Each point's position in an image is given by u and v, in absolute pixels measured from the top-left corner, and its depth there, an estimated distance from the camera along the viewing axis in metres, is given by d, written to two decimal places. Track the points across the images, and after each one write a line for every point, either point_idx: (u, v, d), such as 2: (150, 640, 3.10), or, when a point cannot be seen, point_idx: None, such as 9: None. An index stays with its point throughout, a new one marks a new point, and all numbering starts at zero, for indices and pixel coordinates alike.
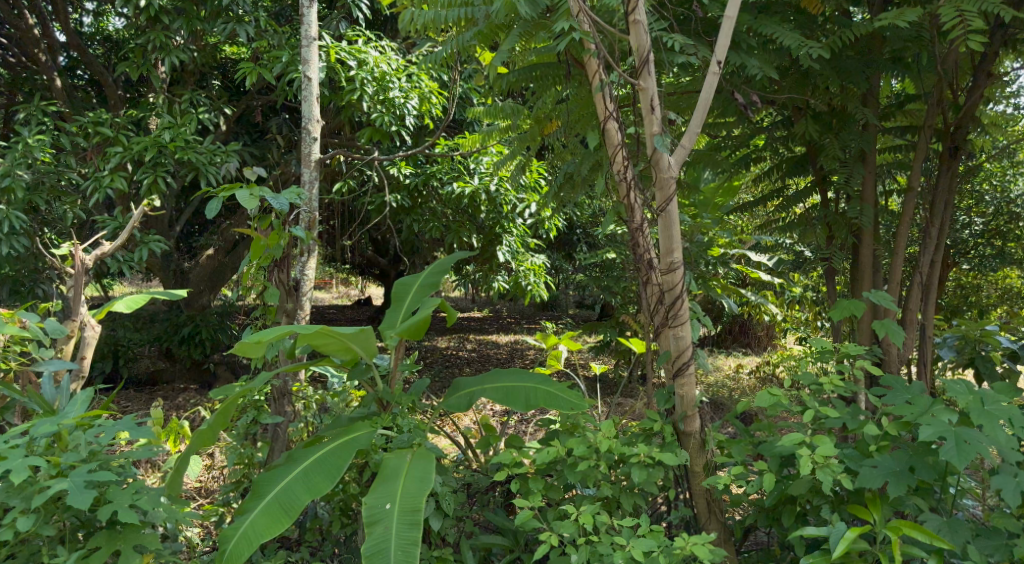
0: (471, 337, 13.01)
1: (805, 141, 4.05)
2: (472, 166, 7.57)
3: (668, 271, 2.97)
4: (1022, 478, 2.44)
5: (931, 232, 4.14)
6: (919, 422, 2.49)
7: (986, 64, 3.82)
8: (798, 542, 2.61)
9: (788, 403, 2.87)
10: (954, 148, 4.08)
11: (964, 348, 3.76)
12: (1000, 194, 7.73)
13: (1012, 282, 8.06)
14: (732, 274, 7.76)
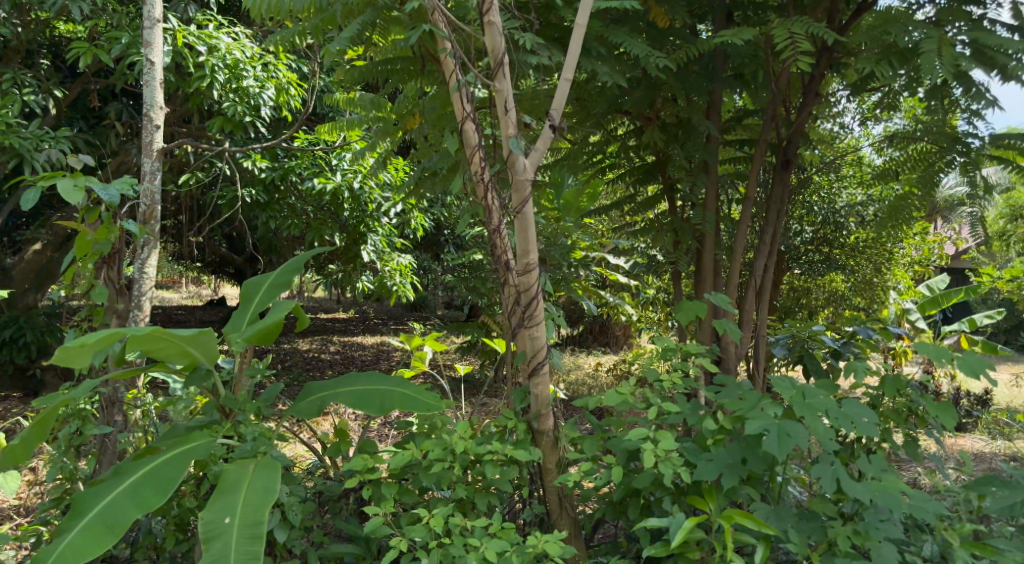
0: (334, 338, 12.72)
1: (655, 150, 4.21)
2: (334, 162, 7.41)
3: (524, 272, 2.98)
4: (838, 466, 2.62)
5: (766, 238, 4.42)
6: (749, 416, 2.64)
7: (815, 83, 4.12)
8: (642, 534, 2.70)
9: (636, 400, 2.97)
10: (786, 161, 4.37)
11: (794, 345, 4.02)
12: (828, 205, 8.35)
13: (837, 286, 8.59)
14: (594, 276, 7.98)
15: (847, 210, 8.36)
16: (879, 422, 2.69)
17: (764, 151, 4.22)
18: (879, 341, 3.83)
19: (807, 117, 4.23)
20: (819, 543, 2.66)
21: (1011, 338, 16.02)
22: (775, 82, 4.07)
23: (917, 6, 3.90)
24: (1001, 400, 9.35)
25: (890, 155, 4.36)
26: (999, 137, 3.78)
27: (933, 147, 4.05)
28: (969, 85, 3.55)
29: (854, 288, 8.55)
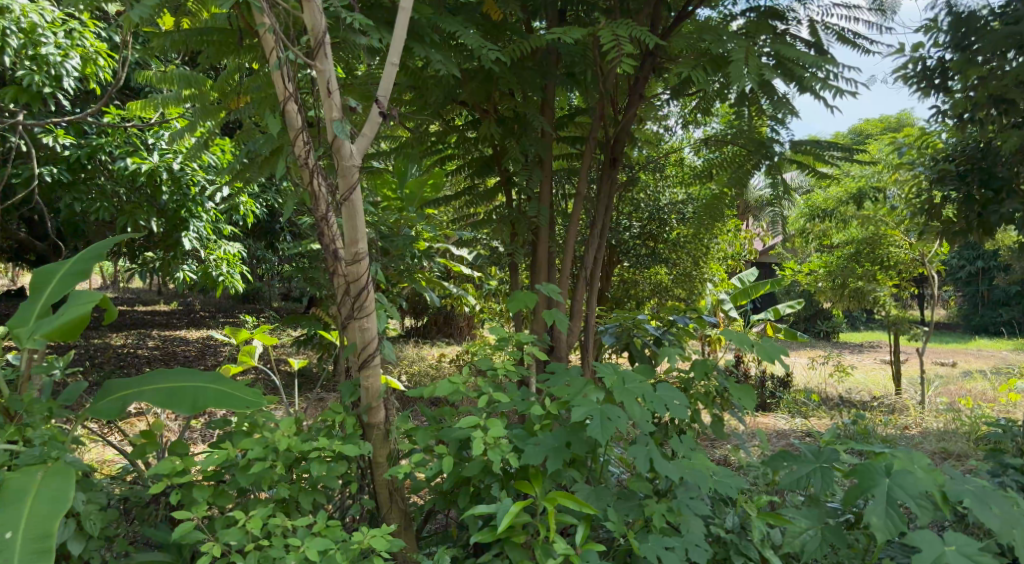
0: (155, 333, 11.90)
1: (491, 142, 4.24)
2: (151, 140, 6.95)
3: (353, 262, 2.90)
4: (652, 447, 2.76)
5: (596, 232, 4.57)
6: (573, 401, 2.73)
7: (640, 85, 4.29)
8: (470, 522, 2.71)
9: (466, 389, 2.97)
10: (614, 159, 4.54)
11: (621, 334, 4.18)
12: (653, 203, 8.91)
13: (661, 278, 8.93)
14: (437, 267, 7.95)
15: (671, 208, 8.91)
16: (688, 404, 2.86)
17: (593, 148, 4.36)
18: (695, 330, 4.06)
19: (634, 117, 4.41)
20: (636, 521, 2.79)
21: (810, 327, 17.57)
22: (603, 82, 4.21)
23: (731, 18, 4.17)
24: (801, 383, 10.25)
25: (706, 157, 4.64)
26: (798, 144, 4.11)
27: (743, 151, 4.34)
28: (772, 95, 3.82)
29: (676, 280, 8.98)
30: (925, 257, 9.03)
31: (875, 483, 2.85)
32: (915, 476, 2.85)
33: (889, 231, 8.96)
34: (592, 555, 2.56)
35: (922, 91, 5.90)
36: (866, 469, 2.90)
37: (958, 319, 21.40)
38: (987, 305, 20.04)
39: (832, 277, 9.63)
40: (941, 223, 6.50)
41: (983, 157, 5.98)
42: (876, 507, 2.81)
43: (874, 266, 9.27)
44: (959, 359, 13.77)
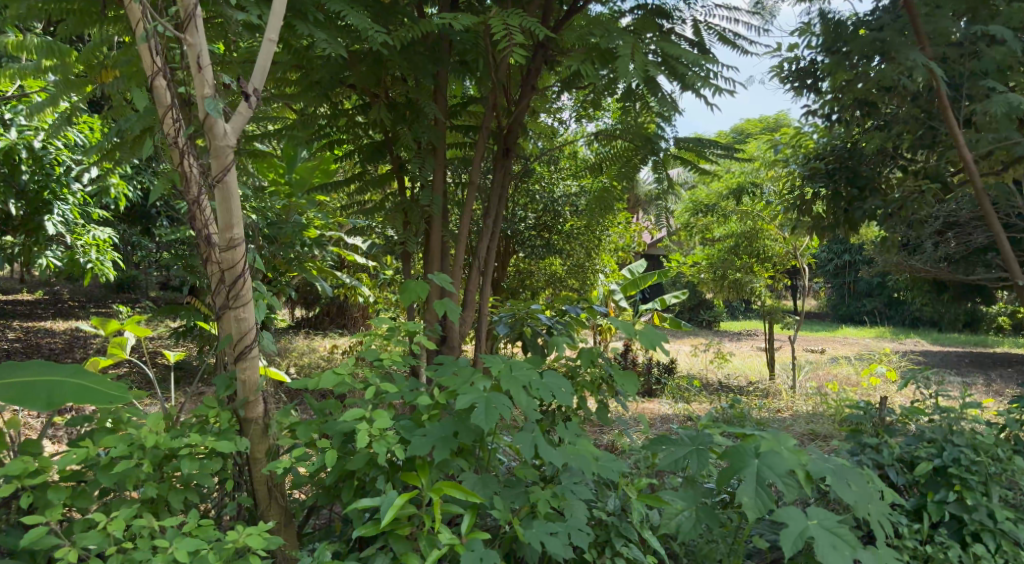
0: (17, 323, 11.12)
1: (381, 128, 4.15)
2: (8, 116, 6.45)
3: (228, 248, 2.77)
4: (538, 434, 2.78)
5: (489, 222, 4.56)
6: (461, 391, 2.71)
7: (532, 76, 4.29)
8: (353, 515, 2.65)
9: (351, 380, 2.90)
10: (507, 149, 4.54)
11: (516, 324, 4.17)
12: (548, 195, 8.86)
13: (555, 268, 9.05)
14: (328, 256, 7.76)
15: (565, 200, 8.88)
16: (573, 391, 2.90)
17: (486, 137, 4.34)
18: (586, 319, 4.12)
19: (526, 107, 4.41)
20: (521, 508, 2.80)
21: (693, 316, 18.26)
22: (495, 71, 4.18)
23: (620, 14, 4.23)
24: (684, 370, 10.64)
25: (597, 150, 4.71)
26: (681, 140, 4.22)
27: (632, 145, 4.43)
28: (658, 93, 3.89)
29: (569, 271, 9.08)
30: (797, 250, 9.53)
31: (744, 465, 2.97)
32: (781, 456, 2.99)
33: (766, 225, 9.39)
34: (477, 545, 2.55)
35: (796, 92, 6.20)
36: (737, 452, 3.02)
37: (826, 309, 22.74)
38: (853, 295, 21.39)
39: (712, 268, 9.99)
40: (811, 218, 6.87)
41: (849, 156, 6.36)
42: (746, 487, 2.93)
43: (752, 258, 9.69)
44: (827, 346, 14.65)
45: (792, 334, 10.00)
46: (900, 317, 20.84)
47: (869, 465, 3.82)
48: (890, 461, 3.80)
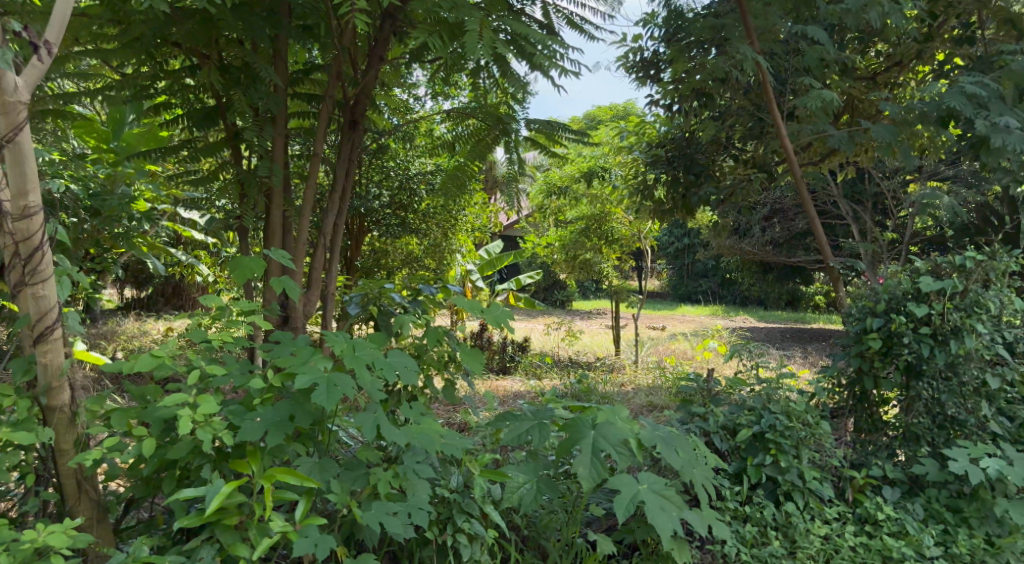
0: None
1: (213, 93, 3.89)
2: None
3: (22, 217, 2.51)
4: (379, 414, 2.71)
5: (335, 198, 4.39)
6: (297, 370, 2.60)
7: (380, 46, 4.16)
8: (175, 506, 2.49)
9: (174, 362, 2.71)
10: (353, 121, 4.39)
11: (367, 305, 3.99)
12: (403, 172, 8.46)
13: (411, 248, 8.93)
14: (160, 232, 7.27)
15: (420, 178, 8.52)
16: (418, 370, 2.86)
17: (328, 109, 4.18)
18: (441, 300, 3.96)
19: (373, 79, 4.27)
20: (360, 491, 2.73)
21: (547, 296, 18.72)
22: (340, 39, 4.01)
23: None
24: (535, 347, 10.86)
25: (450, 129, 4.67)
26: (531, 121, 4.25)
27: (483, 125, 4.43)
28: (509, 75, 3.87)
29: (426, 250, 9.03)
30: (642, 233, 9.97)
31: (582, 436, 3.05)
32: (615, 426, 3.10)
33: (613, 209, 9.70)
34: (311, 531, 2.47)
35: (640, 80, 6.42)
36: (575, 424, 3.10)
37: (667, 290, 23.88)
38: (690, 276, 22.62)
39: (564, 249, 10.30)
40: (652, 201, 7.17)
41: (688, 144, 6.66)
42: (583, 458, 3.01)
43: (601, 240, 10.01)
44: (667, 323, 15.40)
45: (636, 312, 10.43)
46: (732, 296, 22.28)
47: (697, 433, 4.04)
48: (715, 429, 4.05)
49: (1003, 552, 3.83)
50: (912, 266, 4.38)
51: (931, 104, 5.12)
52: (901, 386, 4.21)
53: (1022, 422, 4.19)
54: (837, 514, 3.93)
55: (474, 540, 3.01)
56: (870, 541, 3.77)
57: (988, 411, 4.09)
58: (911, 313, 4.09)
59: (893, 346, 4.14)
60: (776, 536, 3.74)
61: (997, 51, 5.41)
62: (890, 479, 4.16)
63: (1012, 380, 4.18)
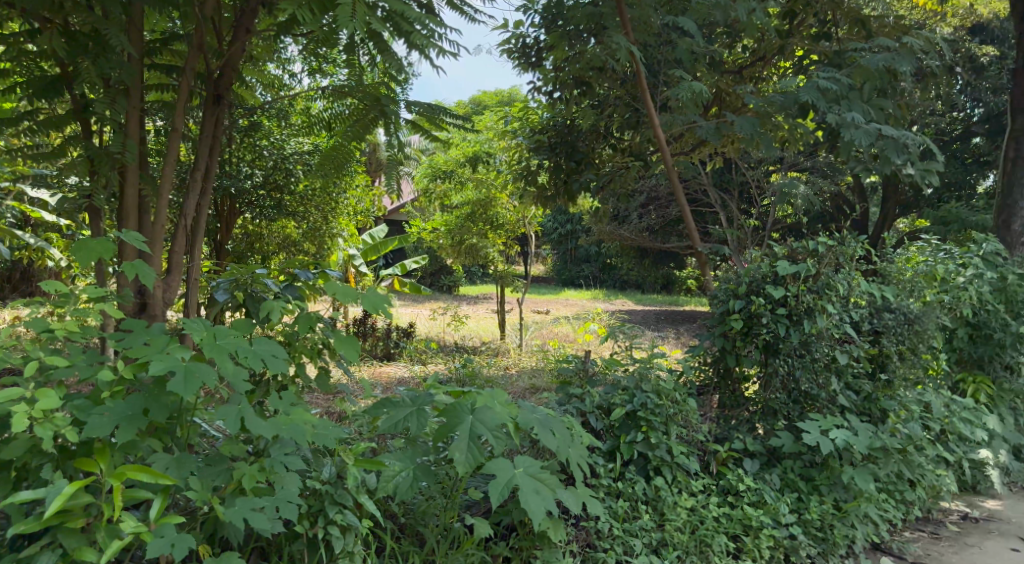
0: None
1: (57, 61, 3.59)
2: None
3: None
4: (243, 405, 2.59)
5: (197, 176, 4.16)
6: (151, 361, 2.45)
7: (247, 17, 3.97)
8: (12, 511, 2.30)
9: (10, 354, 2.50)
10: (217, 96, 4.17)
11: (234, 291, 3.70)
12: (277, 151, 8.08)
13: (288, 231, 8.63)
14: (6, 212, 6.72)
15: (295, 158, 8.19)
16: (286, 358, 2.75)
17: (189, 82, 3.95)
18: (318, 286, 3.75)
19: (240, 52, 4.06)
20: (223, 486, 2.61)
21: (434, 281, 18.70)
22: (202, 7, 3.79)
23: None
24: (421, 333, 10.79)
25: (328, 107, 4.52)
26: (414, 105, 4.16)
27: (362, 104, 4.32)
28: (391, 56, 3.74)
29: (304, 234, 8.68)
30: (526, 219, 10.04)
31: (460, 421, 3.03)
32: (493, 411, 3.09)
33: (498, 194, 9.76)
34: (167, 530, 2.34)
35: (521, 67, 6.44)
36: (453, 409, 3.07)
37: (552, 275, 24.26)
38: (574, 261, 23.09)
39: (450, 235, 10.17)
40: (534, 188, 7.25)
41: (569, 132, 6.77)
42: (459, 443, 2.99)
43: (486, 225, 10.02)
44: (552, 307, 15.65)
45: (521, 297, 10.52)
46: (614, 281, 22.96)
47: (573, 413, 4.12)
48: (591, 408, 4.15)
49: (849, 516, 4.10)
50: (771, 251, 4.62)
51: (789, 97, 5.40)
52: (760, 363, 4.42)
53: (867, 395, 4.48)
54: (703, 486, 4.10)
55: (347, 531, 2.94)
56: (732, 511, 3.96)
57: (837, 386, 4.34)
58: (770, 295, 4.31)
59: (753, 326, 4.37)
60: (646, 510, 3.88)
61: (847, 48, 5.76)
62: (751, 452, 4.37)
63: (859, 356, 4.44)
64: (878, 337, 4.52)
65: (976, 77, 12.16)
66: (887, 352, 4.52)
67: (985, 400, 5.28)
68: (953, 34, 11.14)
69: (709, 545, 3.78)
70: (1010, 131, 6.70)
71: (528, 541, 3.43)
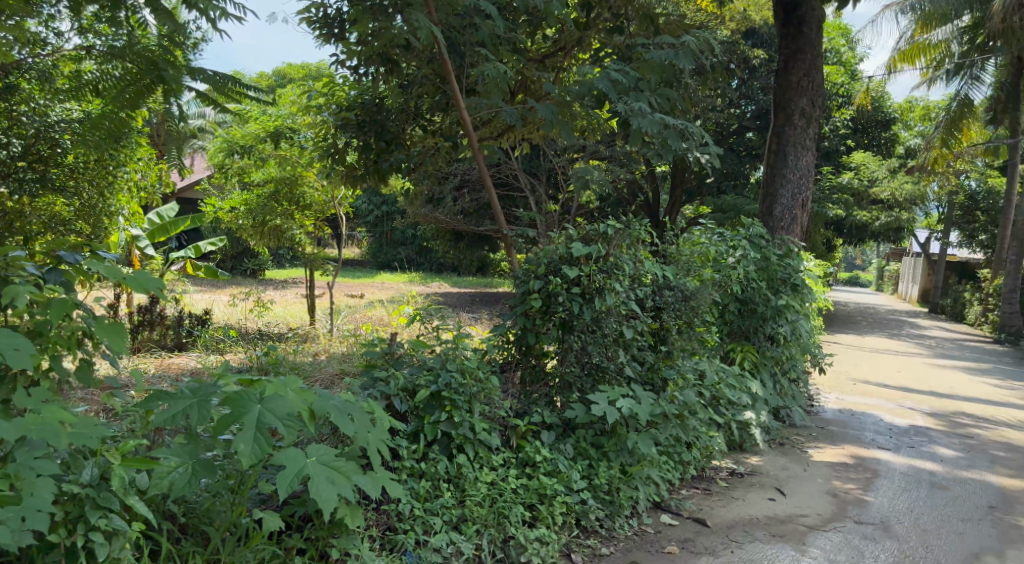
0: None
1: None
2: None
3: None
4: None
5: None
6: None
7: None
8: None
9: None
10: None
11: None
12: (40, 118, 7.15)
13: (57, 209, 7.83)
14: None
15: (62, 126, 7.30)
16: (32, 351, 2.51)
17: None
18: (86, 270, 3.27)
19: None
20: None
21: (237, 265, 17.80)
22: None
23: None
24: (221, 319, 10.19)
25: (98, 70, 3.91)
26: (213, 72, 3.83)
27: (137, 70, 3.82)
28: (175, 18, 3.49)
29: (76, 212, 7.84)
30: (335, 199, 9.69)
31: (246, 411, 2.87)
32: (284, 399, 2.95)
33: (305, 172, 9.27)
34: None
35: (323, 38, 6.19)
36: (239, 398, 2.90)
37: (366, 258, 23.89)
38: (389, 244, 22.88)
39: (251, 215, 9.57)
40: (341, 166, 6.96)
41: (377, 110, 6.59)
42: (244, 434, 2.83)
43: (292, 206, 9.62)
44: (364, 291, 15.38)
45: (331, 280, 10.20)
46: (429, 263, 23.05)
47: (377, 396, 4.03)
48: (394, 391, 4.08)
49: (634, 479, 4.37)
50: (567, 233, 4.79)
51: (584, 86, 5.59)
52: (558, 339, 4.56)
53: (650, 365, 4.79)
54: (502, 460, 4.17)
55: (114, 537, 2.70)
56: (529, 482, 4.07)
57: (624, 358, 4.57)
58: (566, 274, 4.46)
59: (551, 304, 4.50)
60: (447, 488, 3.89)
61: (636, 43, 6.06)
62: (548, 423, 4.53)
63: (643, 330, 4.72)
64: (658, 312, 4.87)
65: (749, 76, 13.41)
66: (667, 326, 4.84)
67: (750, 367, 5.78)
68: (730, 37, 12.14)
69: (507, 517, 3.85)
70: (772, 127, 7.37)
71: (324, 530, 3.31)
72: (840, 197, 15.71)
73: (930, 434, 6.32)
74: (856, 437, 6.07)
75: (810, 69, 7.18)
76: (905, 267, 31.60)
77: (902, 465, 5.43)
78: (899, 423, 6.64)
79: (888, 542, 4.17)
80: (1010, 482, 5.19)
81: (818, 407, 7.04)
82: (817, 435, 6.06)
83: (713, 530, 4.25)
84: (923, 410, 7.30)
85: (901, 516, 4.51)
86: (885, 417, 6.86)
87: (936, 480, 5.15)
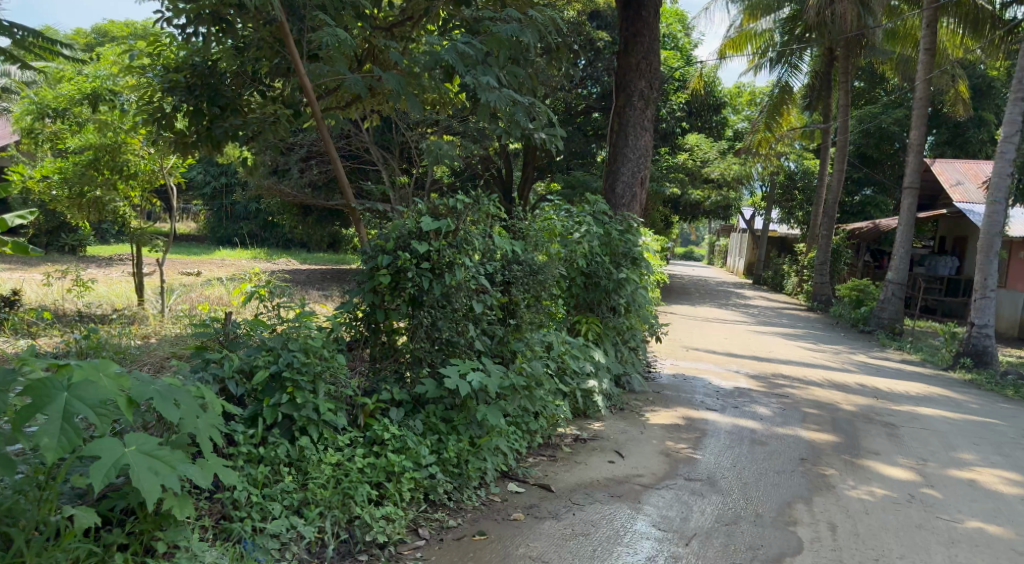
0: None
1: None
2: None
3: None
4: None
5: None
6: None
7: None
8: None
9: None
10: None
11: None
12: None
13: None
14: None
15: None
16: None
17: None
18: None
19: None
20: None
21: (54, 240, 16.26)
22: None
23: None
24: (33, 300, 9.27)
25: None
26: (15, 27, 3.37)
27: None
28: None
29: None
30: (164, 168, 8.94)
31: (50, 399, 2.60)
32: (96, 385, 2.70)
33: (127, 138, 8.52)
34: None
35: None
36: (42, 385, 2.62)
37: (204, 233, 22.57)
38: (230, 219, 21.72)
39: (66, 184, 8.62)
40: (170, 133, 6.41)
41: (210, 73, 6.10)
42: (48, 426, 2.57)
43: (113, 174, 8.71)
44: (202, 268, 14.50)
45: (161, 256, 9.50)
46: (274, 240, 22.10)
47: (209, 380, 3.77)
48: (229, 373, 3.84)
49: (481, 451, 4.36)
50: (415, 207, 4.66)
51: (431, 57, 5.45)
52: (407, 316, 4.45)
53: (499, 339, 4.78)
54: (349, 440, 4.02)
55: None
56: (376, 460, 3.96)
57: (474, 332, 4.53)
58: (415, 249, 4.35)
59: (400, 281, 4.38)
60: (288, 472, 3.71)
61: (482, 16, 5.97)
62: (397, 401, 4.42)
63: (492, 304, 4.69)
64: (508, 286, 4.81)
65: (595, 56, 13.66)
66: (516, 300, 4.84)
67: (594, 338, 5.92)
68: (576, 18, 12.29)
69: (352, 497, 3.71)
70: (614, 107, 7.54)
71: (150, 523, 3.06)
72: (676, 175, 16.46)
73: (753, 395, 6.76)
74: (688, 400, 6.39)
75: (648, 52, 7.38)
76: (735, 242, 33.73)
77: (727, 424, 5.77)
78: (725, 386, 7.06)
79: (714, 496, 4.41)
80: (819, 435, 5.63)
81: (655, 373, 7.37)
82: (654, 399, 6.32)
83: (556, 495, 4.32)
84: (747, 373, 7.80)
85: (726, 471, 4.78)
86: (714, 380, 7.27)
87: (757, 437, 5.50)
